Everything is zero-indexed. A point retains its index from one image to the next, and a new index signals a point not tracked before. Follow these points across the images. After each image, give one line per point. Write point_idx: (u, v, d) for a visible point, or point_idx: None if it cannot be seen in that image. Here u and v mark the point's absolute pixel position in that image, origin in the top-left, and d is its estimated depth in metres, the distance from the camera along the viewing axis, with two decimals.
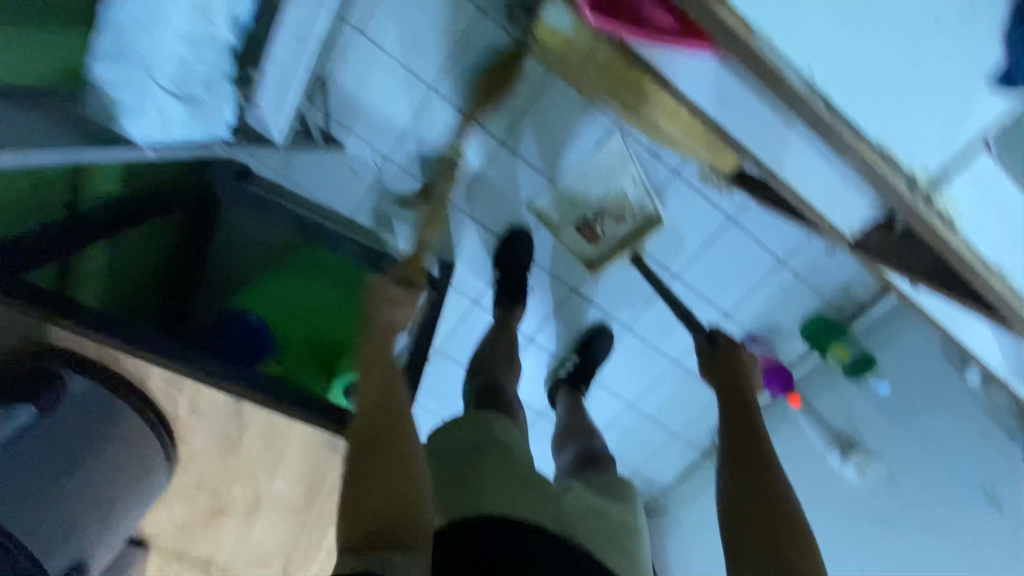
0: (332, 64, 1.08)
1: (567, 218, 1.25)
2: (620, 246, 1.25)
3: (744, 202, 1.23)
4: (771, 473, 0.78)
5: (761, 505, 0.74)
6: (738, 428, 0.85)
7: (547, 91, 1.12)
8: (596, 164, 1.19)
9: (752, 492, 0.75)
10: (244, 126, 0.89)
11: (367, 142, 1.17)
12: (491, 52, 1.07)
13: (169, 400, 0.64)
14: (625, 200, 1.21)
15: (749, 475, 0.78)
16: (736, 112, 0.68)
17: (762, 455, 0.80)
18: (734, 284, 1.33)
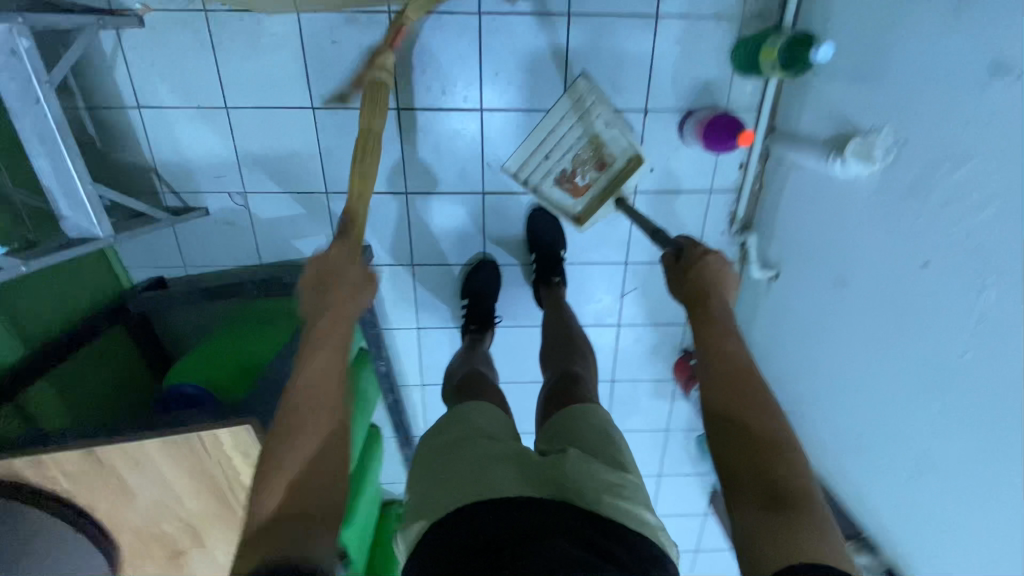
0: (145, 145, 1.14)
1: (546, 176, 1.22)
2: (600, 198, 1.23)
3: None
4: (766, 414, 0.72)
5: (752, 442, 0.70)
6: (722, 371, 0.78)
7: (312, 31, 1.07)
8: (564, 115, 1.17)
9: (744, 440, 0.71)
10: (69, 235, 0.95)
11: (223, 188, 1.19)
12: (246, 37, 1.07)
13: (48, 481, 0.71)
14: (601, 143, 1.19)
15: (741, 406, 0.74)
16: None
17: (756, 397, 0.74)
18: (627, 75, 1.14)
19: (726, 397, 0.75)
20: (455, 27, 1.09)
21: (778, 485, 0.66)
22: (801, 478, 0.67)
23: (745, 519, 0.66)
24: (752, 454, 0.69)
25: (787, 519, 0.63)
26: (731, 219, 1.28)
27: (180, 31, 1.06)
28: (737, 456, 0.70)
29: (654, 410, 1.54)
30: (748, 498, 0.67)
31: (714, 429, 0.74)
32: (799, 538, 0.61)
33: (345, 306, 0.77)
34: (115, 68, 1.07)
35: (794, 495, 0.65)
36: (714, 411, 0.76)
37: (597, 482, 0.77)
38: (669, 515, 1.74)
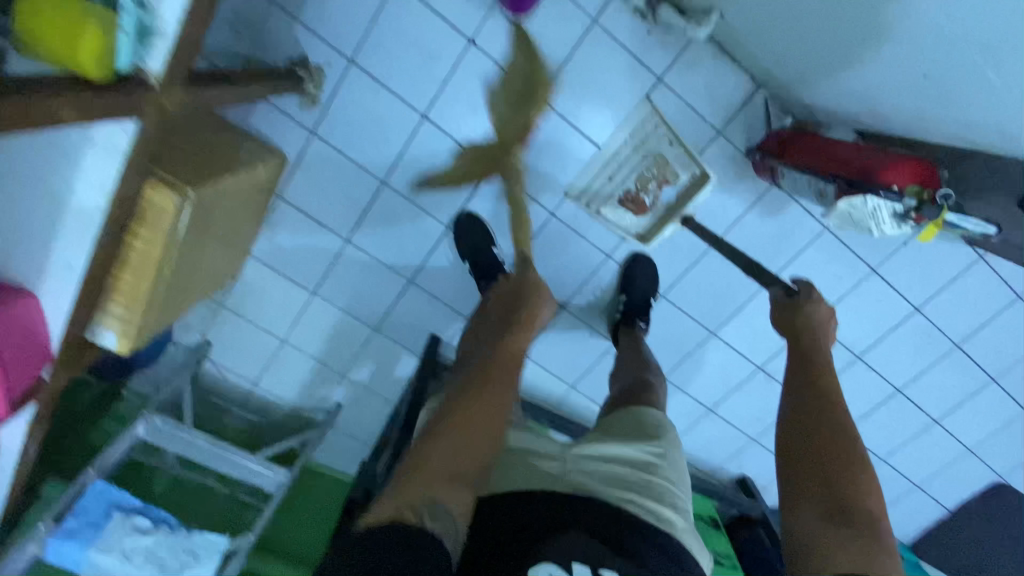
0: (278, 397, 1.53)
1: (611, 196, 1.23)
2: (658, 220, 1.23)
3: (326, 43, 1.10)
4: (844, 455, 0.89)
5: (825, 475, 0.88)
6: (805, 427, 0.95)
7: (266, 256, 1.33)
8: (627, 139, 1.19)
9: (820, 479, 0.88)
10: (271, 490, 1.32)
11: (331, 385, 1.51)
12: (249, 296, 1.38)
13: None
14: (665, 163, 1.17)
15: (817, 455, 0.90)
16: (154, 217, 0.85)
17: (831, 444, 0.91)
18: (433, 43, 1.10)
19: (809, 424, 0.95)
20: (313, 159, 1.22)
21: (841, 509, 0.83)
22: (867, 505, 0.84)
23: (809, 529, 0.83)
24: (825, 490, 0.86)
25: (854, 534, 0.80)
26: (641, 16, 1.06)
27: (227, 328, 1.43)
28: (814, 491, 0.87)
29: (788, 224, 1.26)
30: (812, 510, 0.85)
31: (794, 470, 0.91)
32: (846, 551, 0.78)
33: (517, 344, 0.98)
34: (228, 377, 1.50)
35: (863, 518, 0.82)
36: (795, 452, 0.93)
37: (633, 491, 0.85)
38: (934, 292, 1.33)
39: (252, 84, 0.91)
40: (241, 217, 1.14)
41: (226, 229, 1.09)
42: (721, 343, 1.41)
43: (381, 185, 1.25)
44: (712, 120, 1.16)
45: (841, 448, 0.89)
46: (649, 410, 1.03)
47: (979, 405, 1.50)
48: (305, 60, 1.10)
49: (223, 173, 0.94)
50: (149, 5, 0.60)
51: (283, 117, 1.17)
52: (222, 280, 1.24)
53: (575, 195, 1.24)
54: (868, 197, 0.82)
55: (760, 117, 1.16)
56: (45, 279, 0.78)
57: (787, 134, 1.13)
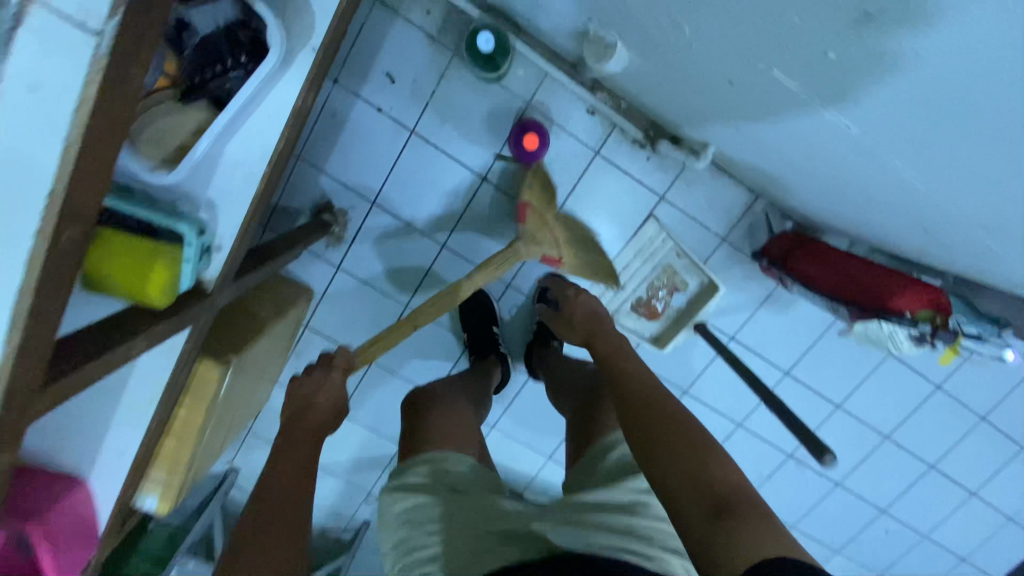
0: None
1: (625, 305, 1.27)
2: (673, 325, 1.27)
3: (348, 190, 1.18)
4: (696, 455, 0.65)
5: (681, 452, 0.66)
6: (644, 409, 0.73)
7: (292, 382, 1.35)
8: (637, 250, 1.23)
9: (682, 464, 0.65)
10: None
11: (359, 502, 1.50)
12: (276, 421, 1.40)
13: None
14: (675, 273, 1.23)
15: (664, 434, 0.68)
16: (197, 387, 0.88)
17: (684, 441, 0.67)
18: (449, 182, 1.18)
19: (641, 416, 0.72)
20: (337, 291, 1.27)
21: (708, 486, 0.62)
22: (731, 482, 0.62)
23: (700, 533, 0.60)
24: (687, 473, 0.64)
25: (735, 527, 0.58)
26: (641, 146, 1.14)
27: (253, 453, 1.44)
28: (677, 472, 0.64)
29: (799, 317, 1.30)
30: (693, 503, 0.62)
31: (654, 459, 0.67)
32: (754, 539, 0.56)
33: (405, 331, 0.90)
34: None
35: (735, 497, 0.61)
36: (645, 441, 0.69)
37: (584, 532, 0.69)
38: (950, 371, 1.35)
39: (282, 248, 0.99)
40: (271, 355, 1.17)
41: (258, 370, 1.13)
42: (749, 434, 1.41)
43: (404, 310, 1.29)
44: (716, 230, 1.22)
45: (673, 416, 0.70)
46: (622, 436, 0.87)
47: (1012, 476, 1.49)
48: (330, 206, 1.18)
49: (261, 329, 0.99)
50: (208, 226, 0.65)
51: (309, 257, 1.23)
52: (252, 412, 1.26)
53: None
54: (885, 323, 0.87)
55: (761, 223, 1.22)
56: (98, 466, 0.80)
57: (790, 239, 1.18)
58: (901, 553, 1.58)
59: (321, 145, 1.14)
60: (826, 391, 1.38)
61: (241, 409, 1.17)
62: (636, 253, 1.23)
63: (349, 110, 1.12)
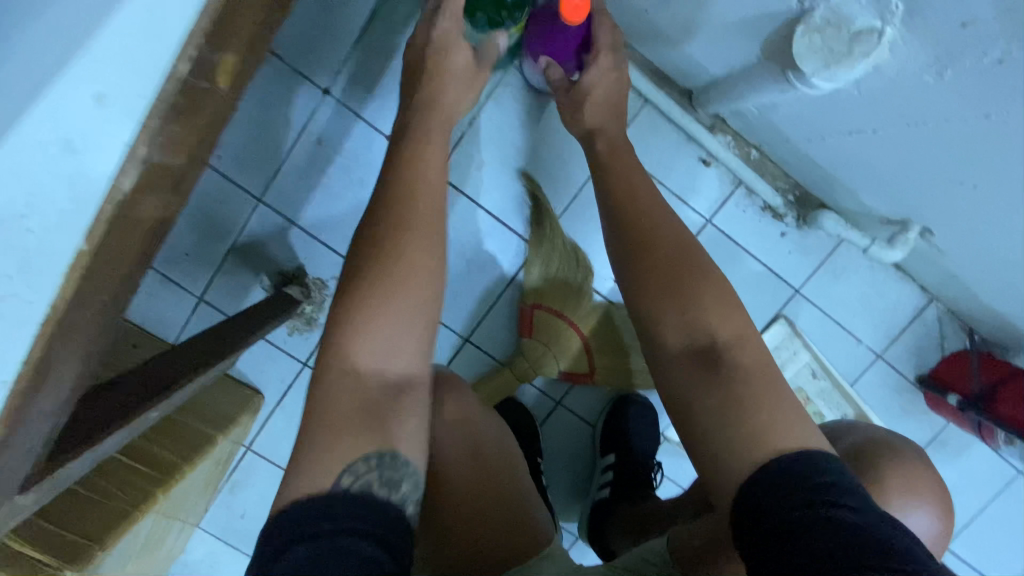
0: None
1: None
2: None
3: (332, 251, 0.78)
4: (699, 294, 0.47)
5: (682, 288, 0.48)
6: (634, 224, 0.53)
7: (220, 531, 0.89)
8: None
9: (671, 298, 0.48)
10: None
11: None
12: None
13: None
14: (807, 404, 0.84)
15: (666, 267, 0.49)
16: None
17: (683, 275, 0.49)
18: (483, 247, 0.79)
19: (626, 231, 0.54)
20: (301, 398, 0.84)
21: (704, 337, 0.46)
22: (736, 324, 0.46)
23: (681, 383, 0.46)
24: (692, 318, 0.46)
25: (730, 390, 0.43)
26: (773, 215, 0.77)
27: None
28: (674, 324, 0.47)
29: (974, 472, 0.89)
30: (677, 352, 0.46)
31: (636, 275, 0.51)
32: (759, 410, 0.42)
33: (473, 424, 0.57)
34: None
35: (731, 345, 0.45)
36: (635, 268, 0.51)
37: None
38: None
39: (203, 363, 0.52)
40: (195, 497, 0.74)
41: (167, 530, 0.69)
42: None
43: None
44: (868, 341, 0.83)
45: (686, 270, 0.49)
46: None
47: None
48: (300, 273, 0.78)
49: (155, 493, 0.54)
50: None
51: (262, 346, 0.81)
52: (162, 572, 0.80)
53: (678, 440, 0.86)
54: None
55: (930, 334, 0.84)
56: None
57: (985, 366, 0.78)
58: None
59: (297, 184, 0.75)
60: None
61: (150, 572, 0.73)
62: None
63: (343, 134, 0.74)
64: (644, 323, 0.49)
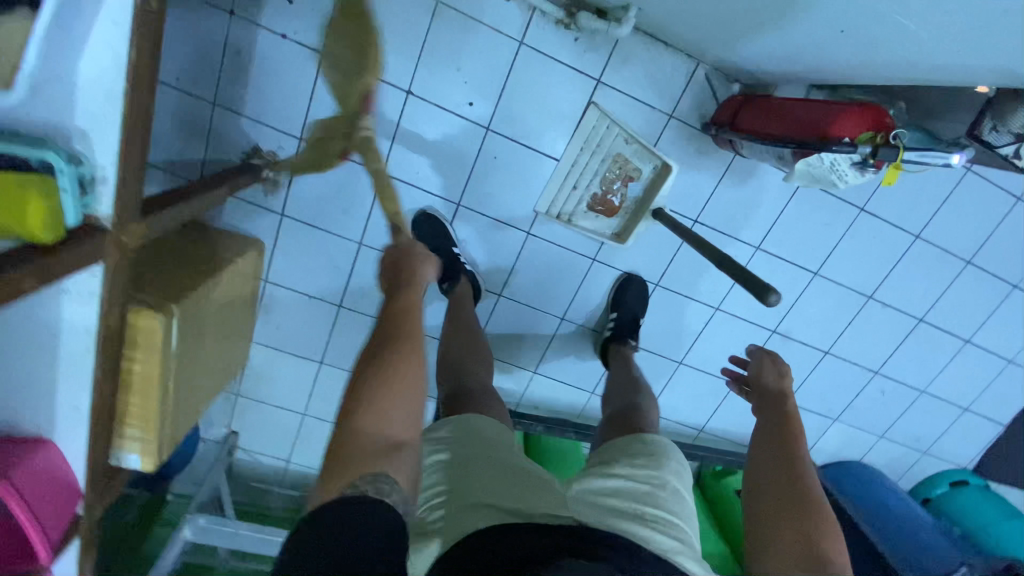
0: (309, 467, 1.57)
1: (581, 204, 1.25)
2: (631, 216, 1.26)
3: (274, 129, 1.14)
4: (817, 521, 0.78)
5: (796, 531, 0.77)
6: (779, 466, 0.85)
7: (268, 339, 1.36)
8: (584, 143, 1.18)
9: (793, 521, 0.78)
10: None
11: None
12: (262, 379, 1.42)
13: None
14: (624, 162, 1.20)
15: (793, 495, 0.81)
16: (146, 344, 0.89)
17: (806, 506, 0.80)
18: (372, 103, 1.12)
19: (775, 470, 0.85)
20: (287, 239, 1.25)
21: (818, 552, 0.74)
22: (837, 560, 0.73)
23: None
24: (799, 538, 0.76)
25: None
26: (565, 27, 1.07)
27: (248, 412, 1.47)
28: (788, 539, 0.77)
29: (763, 187, 1.25)
30: (787, 560, 0.75)
31: (766, 504, 0.82)
32: None
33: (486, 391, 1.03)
34: (260, 459, 1.55)
35: (832, 563, 0.72)
36: (765, 488, 0.84)
37: (628, 509, 0.79)
38: (930, 219, 1.31)
39: (398, 291, 0.89)
40: (240, 299, 1.17)
41: (224, 318, 1.13)
42: (727, 316, 1.40)
43: (359, 247, 1.26)
44: (659, 106, 1.16)
45: (810, 505, 0.80)
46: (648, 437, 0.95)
47: (1004, 317, 1.46)
48: (259, 150, 1.15)
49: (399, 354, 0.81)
50: (85, 157, 0.64)
51: (251, 206, 1.20)
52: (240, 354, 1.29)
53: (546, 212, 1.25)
54: (822, 154, 0.80)
55: (705, 90, 1.15)
56: (56, 428, 0.81)
57: (736, 99, 1.12)
58: (902, 411, 1.58)
59: (235, 86, 1.09)
60: (801, 259, 1.34)
61: (230, 342, 1.21)
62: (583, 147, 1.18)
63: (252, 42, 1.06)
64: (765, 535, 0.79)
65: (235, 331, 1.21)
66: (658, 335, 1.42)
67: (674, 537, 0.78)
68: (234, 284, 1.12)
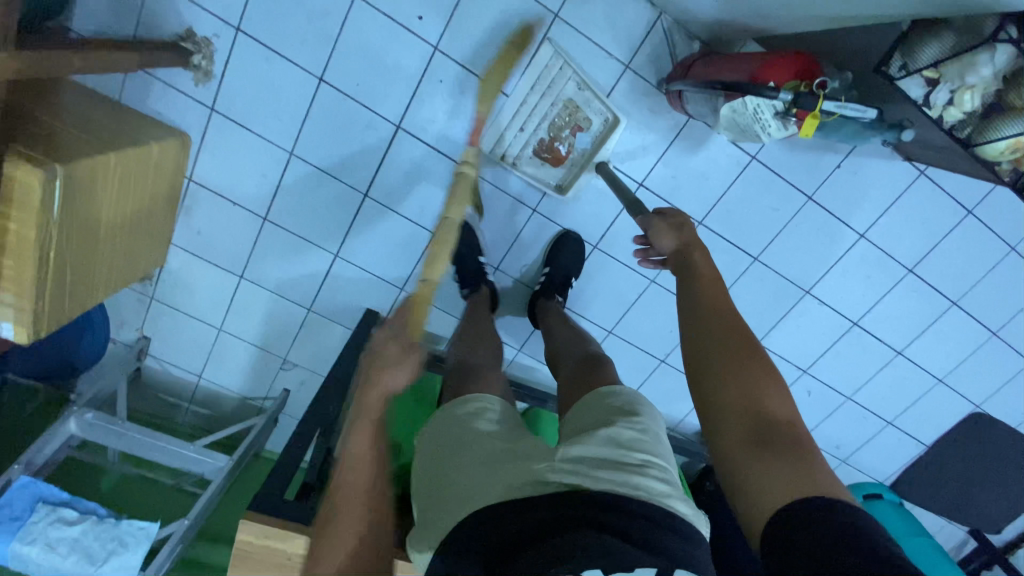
0: (220, 386, 1.52)
1: (526, 148, 1.20)
2: (577, 169, 1.22)
3: (209, 13, 1.08)
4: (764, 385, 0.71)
5: (744, 396, 0.70)
6: (710, 333, 0.77)
7: (188, 242, 1.31)
8: (536, 80, 1.13)
9: (737, 388, 0.71)
10: (209, 471, 1.30)
11: (276, 369, 1.49)
12: (178, 285, 1.37)
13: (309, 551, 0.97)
14: (573, 109, 1.16)
15: (734, 358, 0.74)
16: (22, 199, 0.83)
17: (747, 368, 0.72)
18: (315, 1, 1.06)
19: (711, 342, 0.77)
20: (216, 137, 1.20)
21: (766, 428, 0.67)
22: (791, 417, 0.68)
23: (738, 464, 0.66)
24: (747, 402, 0.69)
25: (786, 461, 0.63)
26: None
27: (162, 319, 1.42)
28: (737, 413, 0.69)
29: (712, 158, 1.22)
30: (738, 438, 0.67)
31: (707, 379, 0.74)
32: (789, 477, 0.61)
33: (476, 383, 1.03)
34: (171, 370, 1.50)
35: (786, 434, 0.66)
36: (705, 363, 0.75)
37: (608, 451, 0.73)
38: (877, 219, 1.29)
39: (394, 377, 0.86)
40: (151, 190, 1.12)
41: (131, 204, 1.07)
42: (662, 290, 1.37)
43: (290, 157, 1.21)
44: (615, 53, 1.11)
45: (755, 365, 0.73)
46: (618, 391, 0.88)
47: (939, 333, 1.45)
48: (191, 34, 1.09)
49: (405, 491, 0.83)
50: None
51: (180, 96, 1.15)
52: (151, 253, 1.23)
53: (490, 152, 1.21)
54: (747, 99, 0.76)
55: (665, 44, 1.11)
56: None
57: (691, 58, 1.08)
58: (827, 414, 1.58)
59: None
60: (742, 241, 1.31)
61: (139, 236, 1.15)
62: (533, 85, 1.13)
63: None
64: (711, 415, 0.71)
65: (145, 223, 1.15)
66: (591, 299, 1.39)
67: (662, 479, 0.72)
68: (143, 168, 1.06)
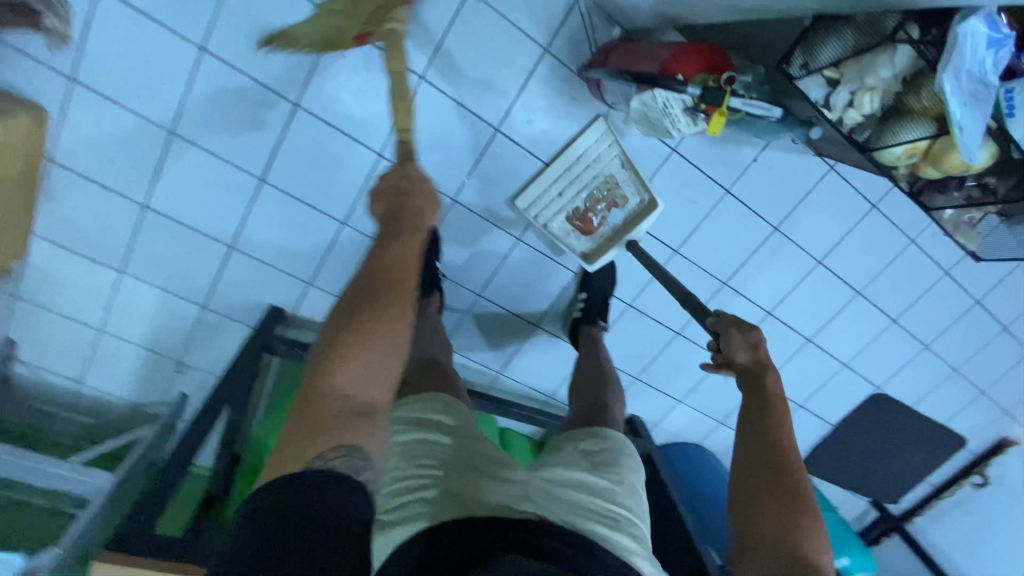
0: (105, 391, 1.37)
1: (558, 214, 1.22)
2: (602, 237, 1.25)
3: None
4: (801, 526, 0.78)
5: (781, 534, 0.78)
6: (760, 454, 0.86)
7: (54, 232, 1.14)
8: (582, 149, 1.17)
9: (777, 517, 0.80)
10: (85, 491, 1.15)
11: (171, 373, 1.36)
12: (45, 282, 1.20)
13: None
14: (612, 181, 1.20)
15: (774, 493, 0.82)
16: None
17: (788, 504, 0.80)
18: None
19: (762, 470, 0.84)
20: (80, 112, 1.03)
21: (795, 564, 0.75)
22: (818, 559, 0.76)
23: None
24: (781, 541, 0.78)
25: None
26: None
27: (27, 319, 1.24)
28: (768, 545, 0.78)
29: (635, 149, 1.19)
30: (764, 567, 0.77)
31: (750, 501, 0.83)
32: None
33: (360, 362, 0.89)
34: (45, 376, 1.33)
35: (810, 571, 0.74)
36: (745, 491, 0.84)
37: (586, 504, 0.75)
38: (790, 212, 1.32)
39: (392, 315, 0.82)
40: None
41: None
42: None
43: (172, 137, 1.07)
44: (535, 35, 1.05)
45: (795, 501, 0.81)
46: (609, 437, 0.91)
47: (846, 321, 1.52)
48: None
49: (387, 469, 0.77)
50: None
51: (29, 61, 0.98)
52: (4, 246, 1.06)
53: (400, 135, 1.11)
54: (657, 92, 0.72)
55: (586, 27, 1.06)
56: None
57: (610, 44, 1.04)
58: None
59: None
60: (663, 235, 1.30)
61: None
62: (579, 154, 1.17)
63: None
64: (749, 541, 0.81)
65: None
66: (513, 292, 1.35)
67: (631, 537, 0.75)
68: None
